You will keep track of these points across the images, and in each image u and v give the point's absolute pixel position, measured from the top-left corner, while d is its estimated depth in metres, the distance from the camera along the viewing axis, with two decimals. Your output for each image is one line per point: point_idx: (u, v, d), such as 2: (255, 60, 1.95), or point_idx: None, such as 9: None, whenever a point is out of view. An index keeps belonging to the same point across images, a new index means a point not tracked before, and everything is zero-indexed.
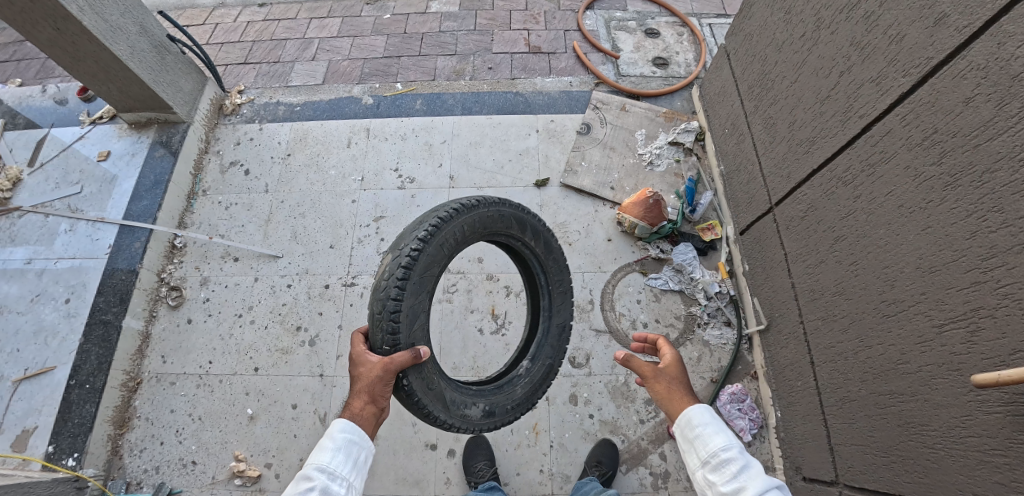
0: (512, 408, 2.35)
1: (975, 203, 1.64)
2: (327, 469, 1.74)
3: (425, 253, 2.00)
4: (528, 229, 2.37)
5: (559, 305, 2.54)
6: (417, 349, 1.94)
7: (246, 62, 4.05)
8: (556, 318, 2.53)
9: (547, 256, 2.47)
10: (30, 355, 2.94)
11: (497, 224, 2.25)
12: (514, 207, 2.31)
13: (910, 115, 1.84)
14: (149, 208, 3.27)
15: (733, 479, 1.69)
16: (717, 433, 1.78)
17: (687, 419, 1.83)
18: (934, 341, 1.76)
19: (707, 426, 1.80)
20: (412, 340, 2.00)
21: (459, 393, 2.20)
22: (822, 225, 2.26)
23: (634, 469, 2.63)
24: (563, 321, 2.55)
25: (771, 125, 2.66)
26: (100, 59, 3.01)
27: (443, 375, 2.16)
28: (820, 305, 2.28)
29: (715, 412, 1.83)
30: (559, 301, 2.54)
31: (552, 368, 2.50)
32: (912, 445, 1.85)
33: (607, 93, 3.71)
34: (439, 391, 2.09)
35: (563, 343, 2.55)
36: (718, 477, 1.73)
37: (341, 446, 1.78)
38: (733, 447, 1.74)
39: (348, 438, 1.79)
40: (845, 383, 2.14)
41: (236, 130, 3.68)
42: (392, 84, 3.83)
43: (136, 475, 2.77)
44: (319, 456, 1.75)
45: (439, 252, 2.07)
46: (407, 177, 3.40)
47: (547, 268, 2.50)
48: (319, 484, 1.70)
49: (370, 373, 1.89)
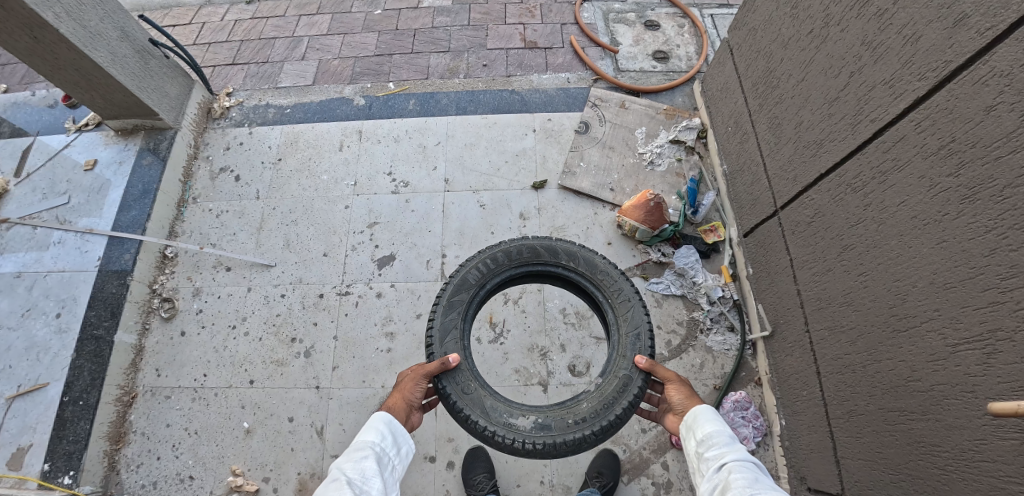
0: (574, 422, 2.14)
1: (994, 219, 1.56)
2: (378, 446, 1.88)
3: (448, 287, 2.38)
4: (561, 254, 2.48)
5: (625, 312, 2.33)
6: (446, 357, 2.18)
7: (234, 63, 3.95)
8: (623, 328, 2.31)
9: (592, 274, 2.44)
10: (22, 372, 2.90)
11: (522, 257, 2.47)
12: (543, 241, 2.50)
13: (926, 121, 1.75)
14: (138, 218, 3.20)
15: (718, 453, 1.79)
16: (710, 419, 1.90)
17: (690, 409, 1.98)
18: (948, 361, 1.69)
19: (703, 415, 1.93)
20: (446, 352, 2.27)
21: (503, 402, 2.20)
22: (830, 231, 2.17)
23: (636, 479, 2.58)
24: (634, 329, 2.29)
25: (776, 125, 2.56)
26: (81, 67, 2.92)
27: (485, 387, 2.24)
28: (826, 315, 2.20)
29: (713, 409, 1.95)
30: (622, 310, 2.34)
31: (633, 380, 2.19)
32: (922, 465, 1.79)
33: (605, 89, 3.60)
34: (476, 396, 2.18)
35: (640, 352, 2.24)
36: (707, 455, 1.82)
37: (387, 430, 1.93)
38: (724, 431, 1.84)
39: (393, 425, 1.96)
40: (852, 396, 2.07)
41: (225, 134, 3.59)
42: (385, 84, 3.72)
43: (133, 490, 2.73)
44: (367, 435, 1.89)
45: (466, 281, 2.39)
46: (401, 181, 3.31)
47: (599, 283, 2.43)
48: (373, 453, 1.83)
49: (406, 378, 2.17)
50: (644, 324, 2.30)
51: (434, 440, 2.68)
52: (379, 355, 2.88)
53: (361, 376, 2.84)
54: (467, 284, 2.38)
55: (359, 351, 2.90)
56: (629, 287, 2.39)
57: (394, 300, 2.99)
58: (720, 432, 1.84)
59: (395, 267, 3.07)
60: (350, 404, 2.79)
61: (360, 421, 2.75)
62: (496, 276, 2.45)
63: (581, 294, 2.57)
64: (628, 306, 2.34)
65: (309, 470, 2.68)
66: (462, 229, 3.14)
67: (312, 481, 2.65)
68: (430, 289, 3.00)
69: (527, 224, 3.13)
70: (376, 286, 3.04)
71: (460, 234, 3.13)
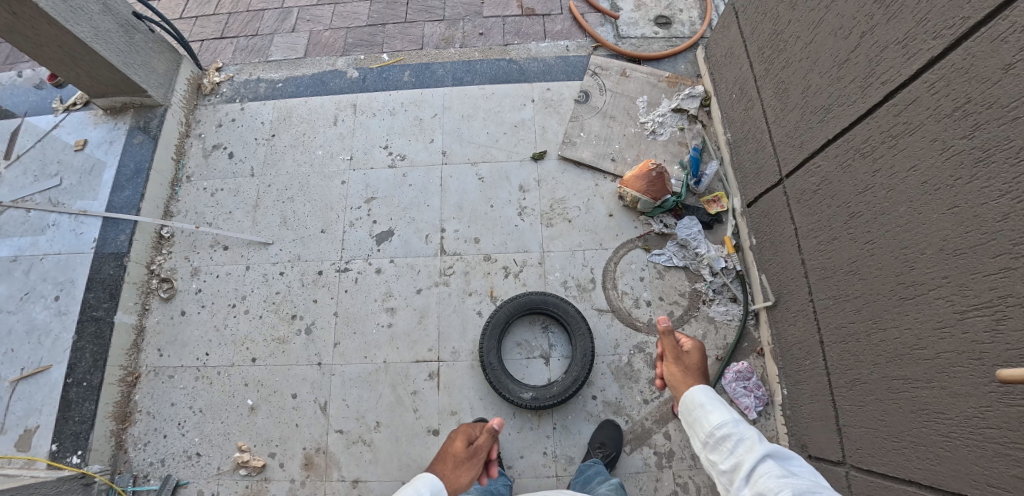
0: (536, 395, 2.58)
1: (1009, 182, 1.51)
2: None
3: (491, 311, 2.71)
4: (552, 304, 2.74)
5: (581, 345, 2.63)
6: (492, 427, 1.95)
7: (222, 37, 3.84)
8: (577, 350, 2.64)
9: (569, 320, 2.69)
10: (25, 355, 2.89)
11: (534, 300, 2.74)
12: (539, 292, 2.79)
13: (940, 82, 1.70)
14: (132, 198, 3.15)
15: (732, 457, 1.67)
16: (711, 409, 1.79)
17: (690, 400, 1.86)
18: (955, 328, 1.67)
19: (704, 403, 1.82)
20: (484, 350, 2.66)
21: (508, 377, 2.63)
22: (837, 199, 2.12)
23: (638, 449, 2.58)
24: (585, 352, 2.62)
25: (783, 90, 2.50)
26: (63, 43, 2.84)
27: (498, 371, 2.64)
28: (831, 284, 2.18)
29: (711, 387, 1.86)
30: (580, 342, 2.64)
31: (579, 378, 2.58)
32: (925, 432, 1.78)
33: (606, 57, 3.50)
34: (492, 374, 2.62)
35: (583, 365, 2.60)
36: (721, 462, 1.70)
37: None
38: (729, 420, 1.74)
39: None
40: (856, 365, 2.06)
41: (217, 111, 3.51)
42: (378, 55, 3.62)
43: (142, 468, 2.76)
44: None
45: (499, 313, 2.72)
46: (398, 154, 3.25)
47: (574, 328, 2.68)
48: None
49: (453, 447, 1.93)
50: (591, 351, 2.62)
51: (437, 413, 2.69)
52: (380, 330, 2.87)
53: (363, 352, 2.84)
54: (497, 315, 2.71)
55: (360, 327, 2.89)
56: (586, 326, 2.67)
57: (394, 275, 2.97)
58: (726, 417, 1.75)
59: (394, 242, 3.04)
60: (352, 380, 2.79)
61: (363, 396, 2.76)
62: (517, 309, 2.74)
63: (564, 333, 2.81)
64: (585, 341, 2.64)
65: (314, 445, 2.70)
66: (461, 203, 3.09)
67: (318, 456, 2.67)
68: (430, 264, 2.97)
69: (527, 196, 3.08)
70: (375, 262, 3.01)
71: (459, 208, 3.08)
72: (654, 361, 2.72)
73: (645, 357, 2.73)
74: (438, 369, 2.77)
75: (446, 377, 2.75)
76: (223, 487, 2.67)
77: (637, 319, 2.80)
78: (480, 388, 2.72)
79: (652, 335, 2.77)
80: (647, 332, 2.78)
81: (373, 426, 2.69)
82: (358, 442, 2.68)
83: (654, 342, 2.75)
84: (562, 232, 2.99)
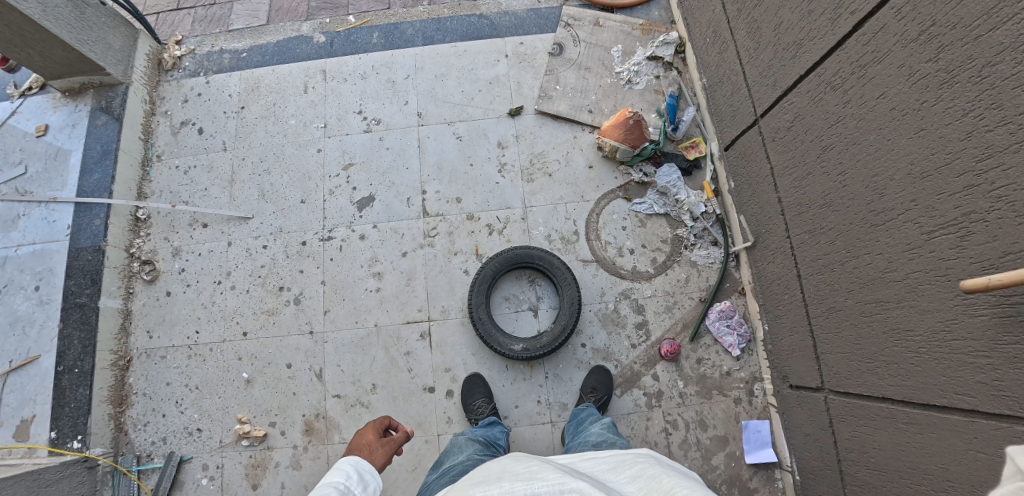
0: (533, 346, 2.63)
1: (972, 101, 1.56)
2: (344, 485, 1.57)
3: (480, 272, 2.74)
4: (537, 259, 2.77)
5: (567, 294, 2.68)
6: (379, 417, 1.95)
7: (179, 9, 3.69)
8: (565, 298, 2.69)
9: (553, 272, 2.73)
10: (10, 347, 2.84)
11: (517, 257, 2.77)
12: (523, 247, 2.82)
13: (906, 7, 1.72)
14: (102, 181, 3.07)
15: None
16: None
17: None
18: (922, 248, 1.74)
19: None
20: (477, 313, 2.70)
21: (503, 334, 2.67)
22: (809, 134, 2.17)
23: (629, 392, 2.67)
24: (572, 300, 2.67)
25: (755, 30, 2.50)
26: (10, 21, 2.73)
27: (494, 330, 2.67)
28: (806, 219, 2.24)
29: None
30: (565, 291, 2.69)
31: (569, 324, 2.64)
32: (897, 351, 1.87)
33: (578, 7, 3.43)
34: (489, 335, 2.65)
35: (573, 310, 2.66)
36: None
37: (357, 467, 1.64)
38: None
39: (361, 465, 1.66)
40: (831, 294, 2.15)
41: (181, 86, 3.39)
42: (344, 18, 3.50)
43: (145, 447, 2.79)
44: (331, 477, 1.59)
45: (487, 275, 2.74)
46: (373, 119, 3.20)
47: (559, 278, 2.72)
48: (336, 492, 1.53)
49: (370, 427, 1.90)
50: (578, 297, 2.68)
51: (432, 371, 2.75)
52: (369, 295, 2.89)
53: (353, 317, 2.86)
54: (486, 277, 2.74)
55: (349, 294, 2.90)
56: (570, 274, 2.71)
57: (378, 241, 2.97)
58: None
59: (376, 208, 3.02)
60: (345, 346, 2.82)
61: (358, 360, 2.80)
62: (505, 268, 2.77)
63: (549, 284, 2.86)
64: (570, 289, 2.69)
65: (313, 412, 2.75)
66: (440, 164, 3.08)
67: (318, 421, 2.73)
68: (414, 227, 2.98)
69: (506, 153, 3.07)
70: (358, 228, 3.00)
71: (439, 169, 3.07)
72: (640, 306, 2.79)
73: (631, 303, 2.80)
74: (430, 328, 2.82)
75: (438, 336, 2.80)
76: (227, 459, 2.72)
77: (621, 268, 2.85)
78: (473, 344, 2.78)
79: (637, 282, 2.83)
80: (632, 279, 2.84)
81: (370, 389, 2.74)
82: (356, 405, 2.73)
83: (639, 288, 2.82)
84: (543, 187, 3.00)
